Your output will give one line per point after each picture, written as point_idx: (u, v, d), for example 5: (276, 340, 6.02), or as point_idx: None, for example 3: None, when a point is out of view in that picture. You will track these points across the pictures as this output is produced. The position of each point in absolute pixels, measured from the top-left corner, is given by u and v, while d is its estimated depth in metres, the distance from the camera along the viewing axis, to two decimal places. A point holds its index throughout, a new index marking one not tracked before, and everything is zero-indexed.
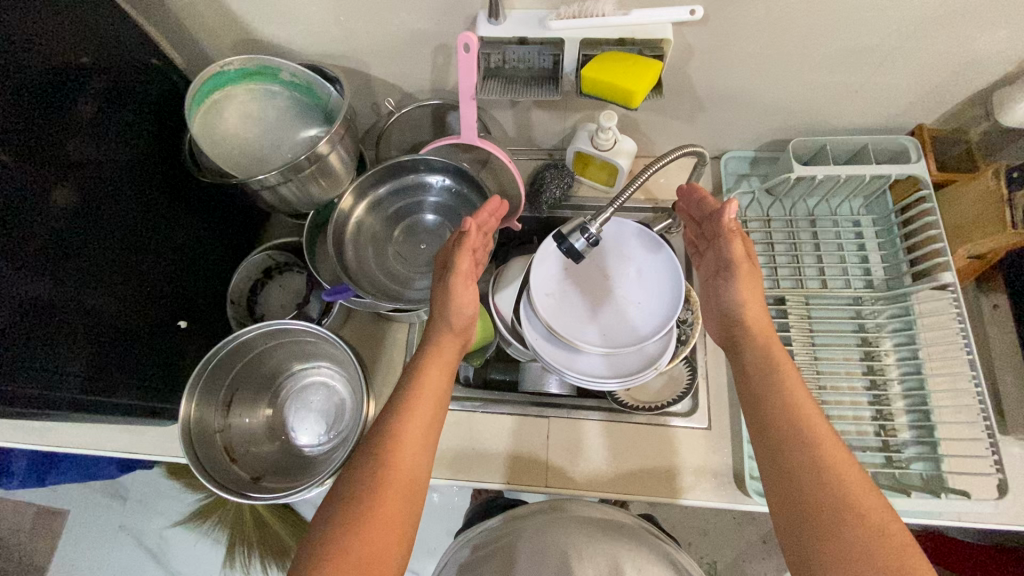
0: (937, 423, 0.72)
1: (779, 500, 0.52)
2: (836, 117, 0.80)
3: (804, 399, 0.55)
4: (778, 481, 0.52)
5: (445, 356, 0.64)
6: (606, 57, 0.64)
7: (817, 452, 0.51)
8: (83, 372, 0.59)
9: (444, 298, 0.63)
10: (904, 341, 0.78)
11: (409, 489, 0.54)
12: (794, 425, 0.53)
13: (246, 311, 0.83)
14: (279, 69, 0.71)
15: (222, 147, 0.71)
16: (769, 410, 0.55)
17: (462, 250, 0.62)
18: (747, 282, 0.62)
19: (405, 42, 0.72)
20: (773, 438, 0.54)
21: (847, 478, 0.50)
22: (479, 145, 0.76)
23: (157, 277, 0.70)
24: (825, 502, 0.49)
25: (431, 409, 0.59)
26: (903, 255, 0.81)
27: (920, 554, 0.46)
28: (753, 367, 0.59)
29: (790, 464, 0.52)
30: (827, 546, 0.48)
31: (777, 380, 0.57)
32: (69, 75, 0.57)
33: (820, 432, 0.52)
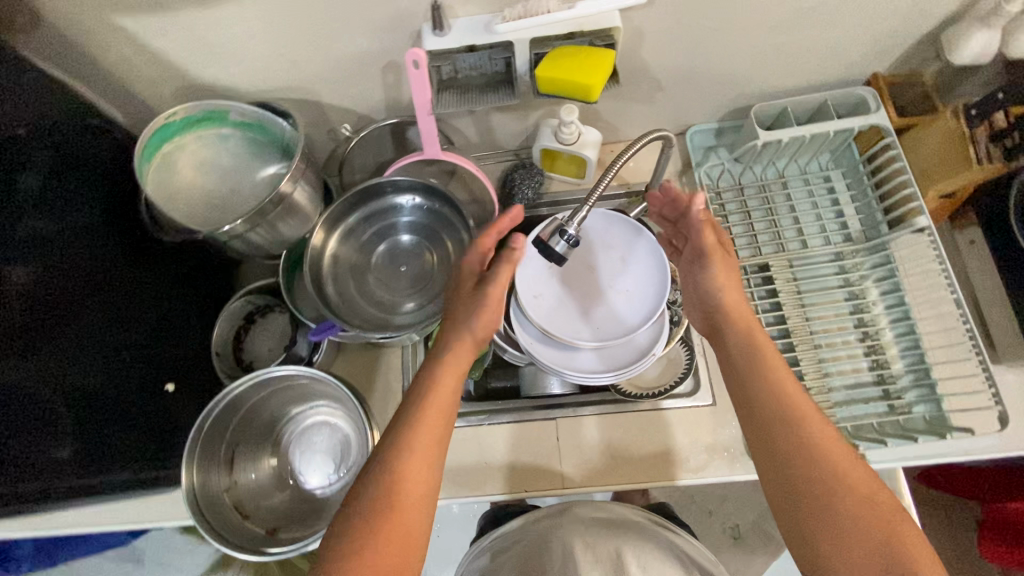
0: (932, 365, 0.74)
1: (779, 493, 0.54)
2: (793, 78, 0.80)
3: (789, 380, 0.56)
4: (777, 476, 0.53)
5: (456, 366, 0.61)
6: (557, 54, 0.64)
7: (809, 443, 0.53)
8: (71, 457, 0.59)
9: (471, 310, 0.63)
10: (889, 289, 0.79)
11: (417, 509, 0.54)
12: (786, 415, 0.54)
13: (233, 361, 0.80)
14: (226, 111, 0.69)
15: (179, 201, 0.68)
16: (758, 399, 0.56)
17: (505, 263, 0.62)
18: (722, 268, 0.62)
19: (352, 64, 0.70)
20: (766, 432, 0.55)
21: (841, 464, 0.51)
22: (444, 157, 0.75)
23: (136, 345, 0.68)
24: (824, 491, 0.51)
25: (439, 423, 0.58)
26: (877, 204, 0.82)
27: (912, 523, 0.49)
28: (737, 354, 0.59)
29: (785, 456, 0.53)
30: (827, 535, 0.50)
31: (762, 365, 0.57)
32: (9, 150, 0.55)
33: (809, 420, 0.53)
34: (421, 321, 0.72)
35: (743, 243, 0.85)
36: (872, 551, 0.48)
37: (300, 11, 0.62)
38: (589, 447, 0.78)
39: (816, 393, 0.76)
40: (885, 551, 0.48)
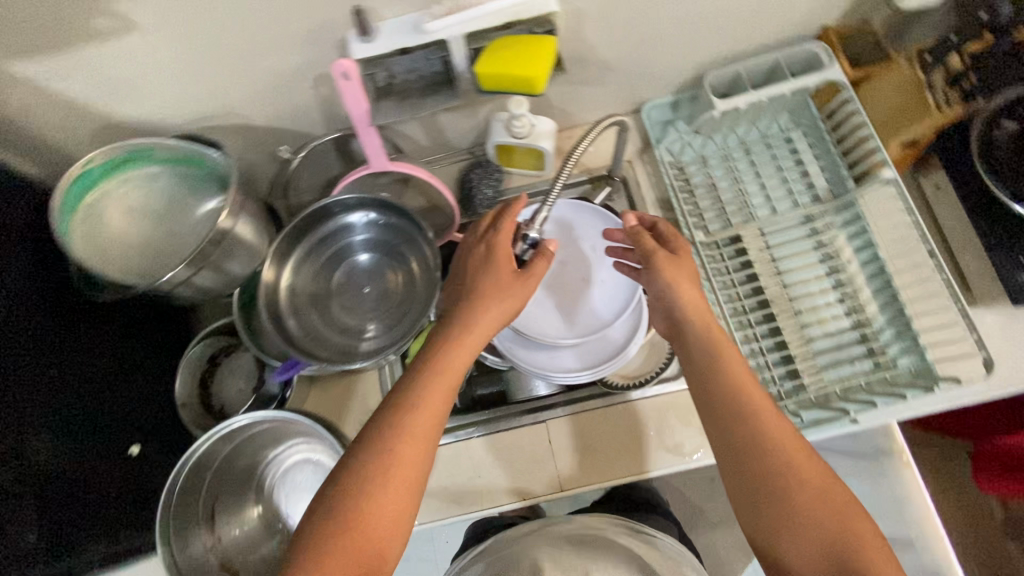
0: (911, 316, 0.73)
1: (742, 495, 0.54)
2: (743, 41, 0.78)
3: (750, 380, 0.56)
4: (743, 478, 0.54)
5: (454, 365, 0.60)
6: (495, 48, 0.60)
7: (774, 447, 0.53)
8: (38, 544, 0.56)
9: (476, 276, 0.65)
10: (862, 245, 0.79)
11: (384, 523, 0.52)
12: (748, 420, 0.54)
13: (201, 409, 0.76)
14: (153, 149, 0.64)
15: (111, 253, 0.64)
16: (721, 400, 0.56)
17: (542, 259, 0.66)
18: (672, 270, 0.61)
19: (280, 81, 0.65)
20: (730, 436, 0.55)
21: (799, 466, 0.52)
22: (394, 168, 0.71)
23: (93, 412, 0.64)
24: (786, 491, 0.52)
25: (425, 434, 0.55)
26: (842, 159, 0.80)
27: (867, 519, 0.51)
28: (699, 356, 0.59)
29: (748, 459, 0.54)
30: (789, 535, 0.51)
31: (723, 366, 0.57)
32: None
33: (770, 423, 0.54)
34: (391, 345, 0.69)
35: (712, 217, 0.83)
36: (833, 549, 0.49)
37: (214, 33, 0.57)
38: (582, 445, 0.76)
39: (802, 359, 0.75)
40: (846, 550, 0.49)
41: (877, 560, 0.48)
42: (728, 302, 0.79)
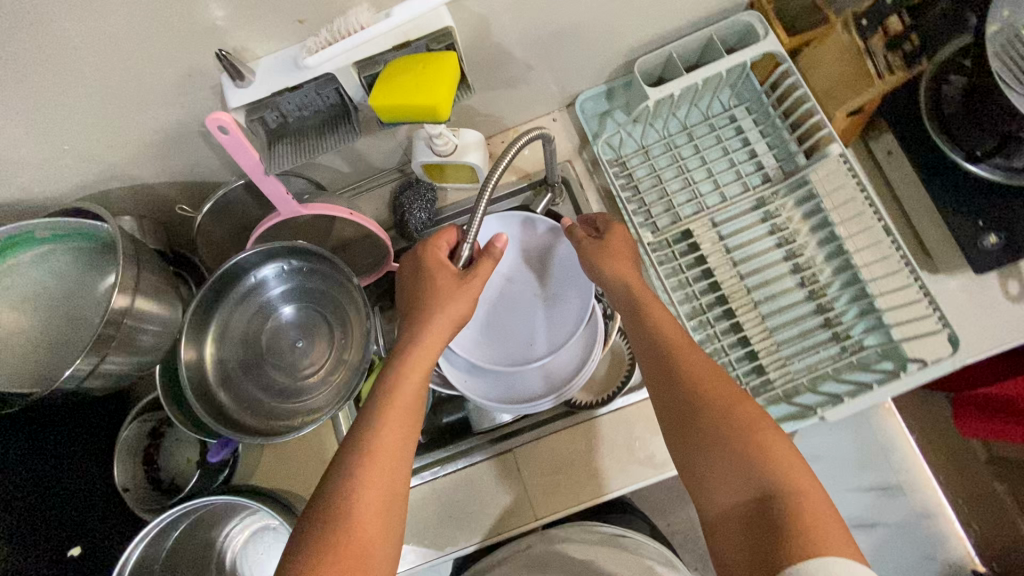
0: (875, 295, 0.70)
1: (680, 443, 0.54)
2: (672, 20, 0.72)
3: (673, 330, 0.58)
4: (669, 408, 0.55)
5: (423, 357, 0.57)
6: (388, 75, 0.53)
7: (689, 374, 0.55)
8: None
9: (421, 278, 0.61)
10: (819, 223, 0.75)
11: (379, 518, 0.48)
12: (663, 353, 0.57)
13: (148, 489, 0.71)
14: (30, 232, 0.58)
15: (5, 352, 0.58)
16: (650, 353, 0.58)
17: (488, 261, 0.62)
18: (604, 253, 0.65)
19: (163, 135, 0.59)
20: (653, 371, 0.57)
21: (710, 389, 0.54)
22: (307, 211, 0.65)
23: (25, 521, 0.59)
24: (713, 426, 0.52)
25: (402, 421, 0.53)
26: (788, 134, 0.76)
27: (777, 428, 0.51)
28: (631, 315, 0.62)
29: (668, 388, 0.55)
30: (719, 472, 0.50)
31: (652, 321, 0.59)
32: None
33: (694, 366, 0.55)
34: (333, 402, 0.64)
35: (659, 211, 0.78)
36: (739, 455, 0.50)
37: (70, 95, 0.51)
38: (551, 468, 0.74)
39: (767, 353, 0.72)
40: (753, 455, 0.49)
41: (782, 461, 0.49)
42: (686, 302, 0.75)
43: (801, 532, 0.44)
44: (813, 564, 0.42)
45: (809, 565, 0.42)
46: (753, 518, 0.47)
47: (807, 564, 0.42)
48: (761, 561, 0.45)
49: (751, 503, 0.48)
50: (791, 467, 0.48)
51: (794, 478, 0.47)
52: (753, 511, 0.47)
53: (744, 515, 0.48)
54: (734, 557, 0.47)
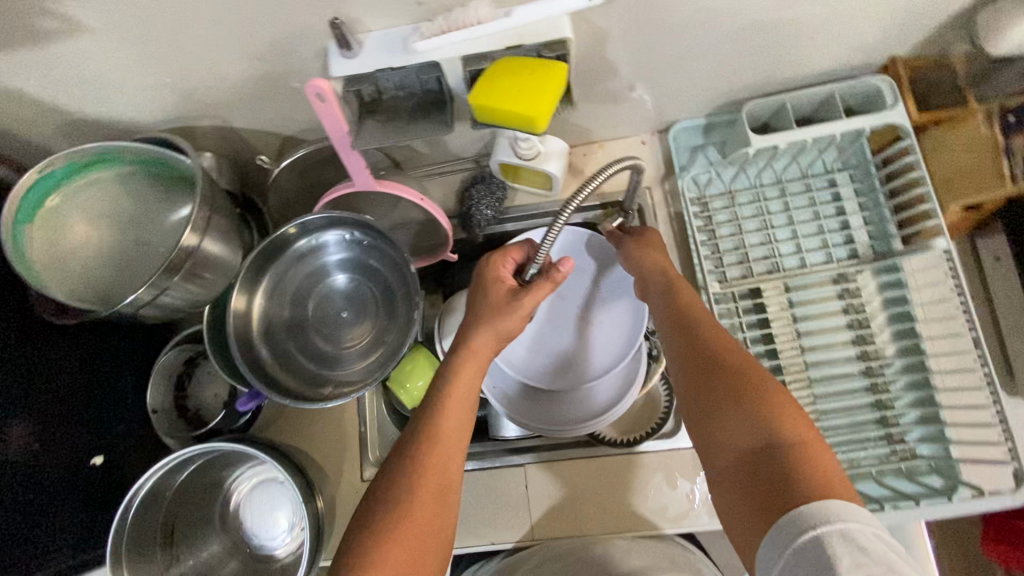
0: (942, 405, 0.65)
1: (688, 404, 0.52)
2: (794, 67, 0.68)
3: (691, 298, 0.58)
4: (681, 370, 0.54)
5: (480, 355, 0.57)
6: (493, 73, 0.52)
7: (697, 334, 0.54)
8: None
9: (484, 292, 0.61)
10: (898, 316, 0.70)
11: (437, 511, 0.48)
12: (681, 318, 0.56)
13: (176, 414, 0.74)
14: (119, 152, 0.59)
15: (73, 265, 0.60)
16: (668, 317, 0.58)
17: (547, 284, 0.60)
18: (648, 246, 0.66)
19: (261, 86, 0.59)
20: (668, 334, 0.57)
21: (715, 346, 0.52)
22: (380, 188, 0.65)
23: (57, 424, 0.62)
24: (721, 380, 0.50)
25: (458, 414, 0.53)
26: (890, 213, 0.71)
27: (776, 379, 0.49)
28: (656, 284, 0.62)
29: (679, 349, 0.55)
30: (725, 428, 0.48)
31: (674, 290, 0.59)
32: None
33: (707, 327, 0.54)
34: (366, 382, 0.65)
35: (731, 262, 0.74)
36: (739, 405, 0.48)
37: (182, 31, 0.51)
38: (559, 492, 0.72)
39: None
40: (754, 405, 0.47)
41: (781, 411, 0.46)
42: None
43: (803, 479, 0.42)
44: (814, 507, 0.40)
45: (810, 508, 0.40)
46: (752, 467, 0.45)
47: (807, 506, 0.41)
48: (762, 509, 0.43)
49: (750, 454, 0.46)
50: (790, 417, 0.46)
51: (795, 428, 0.46)
52: (756, 463, 0.45)
53: (742, 465, 0.46)
54: (735, 512, 0.46)
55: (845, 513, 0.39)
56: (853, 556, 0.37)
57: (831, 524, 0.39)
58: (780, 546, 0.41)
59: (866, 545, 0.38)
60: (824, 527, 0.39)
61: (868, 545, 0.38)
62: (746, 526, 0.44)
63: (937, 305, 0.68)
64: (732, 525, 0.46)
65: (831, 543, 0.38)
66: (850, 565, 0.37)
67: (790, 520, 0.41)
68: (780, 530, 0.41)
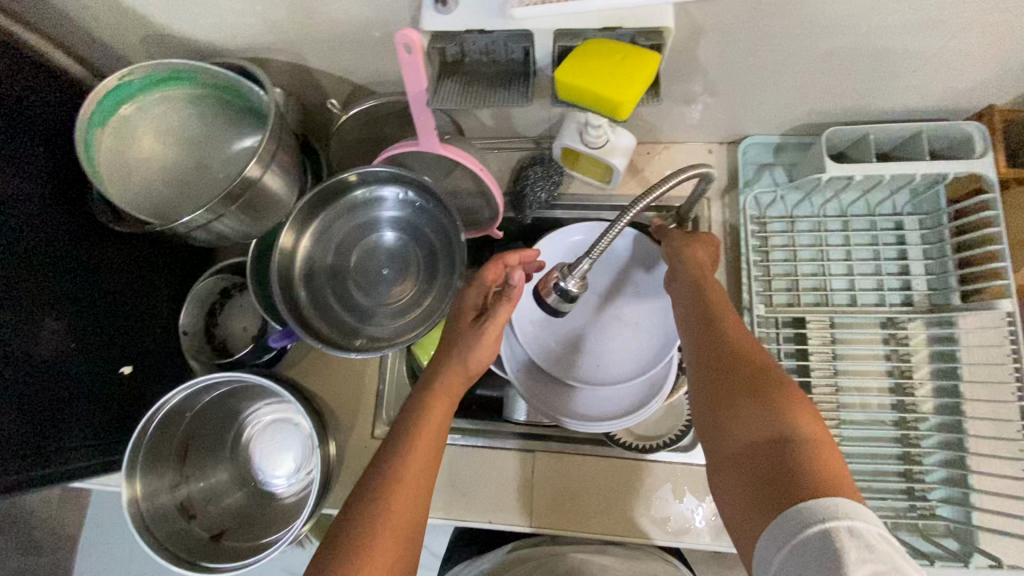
0: (973, 470, 0.63)
1: (700, 393, 0.52)
2: (885, 98, 0.66)
3: (716, 293, 0.58)
4: (699, 360, 0.53)
5: (451, 390, 0.57)
6: (584, 52, 0.50)
7: (719, 327, 0.54)
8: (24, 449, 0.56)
9: (456, 321, 0.60)
10: (944, 371, 0.68)
11: (409, 529, 0.49)
12: (704, 311, 0.56)
13: (203, 340, 0.76)
14: (194, 71, 0.59)
15: (136, 176, 0.61)
16: (692, 309, 0.58)
17: (506, 304, 0.58)
18: (698, 244, 0.64)
19: (346, 29, 0.58)
20: (691, 326, 0.57)
21: (735, 341, 0.52)
22: (441, 151, 0.64)
23: (93, 327, 0.63)
24: (736, 371, 0.50)
25: (431, 446, 0.53)
26: (954, 266, 0.69)
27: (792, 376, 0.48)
28: (684, 278, 0.61)
29: (700, 340, 0.54)
30: (736, 416, 0.47)
31: (700, 285, 0.59)
32: None
33: (727, 321, 0.54)
34: (396, 340, 0.65)
35: (780, 287, 0.73)
36: (753, 397, 0.47)
37: None
38: (564, 485, 0.72)
39: None
40: (768, 397, 0.46)
41: (794, 407, 0.46)
42: None
43: (812, 473, 0.41)
44: (821, 500, 0.39)
45: (816, 501, 0.39)
46: (759, 456, 0.45)
47: (814, 501, 0.39)
48: (766, 499, 0.42)
49: (759, 444, 0.45)
50: (803, 413, 0.45)
51: (808, 424, 0.45)
52: (764, 454, 0.44)
53: (750, 454, 0.45)
54: (738, 501, 0.45)
55: (852, 510, 0.38)
56: (860, 553, 0.36)
57: (838, 520, 0.38)
58: (782, 537, 0.39)
59: (872, 544, 0.37)
60: (831, 523, 0.38)
61: (876, 546, 0.37)
62: (749, 516, 0.43)
63: (988, 368, 0.66)
64: (733, 515, 0.45)
65: (838, 538, 0.37)
66: (856, 559, 0.36)
67: (796, 511, 0.40)
68: (785, 522, 0.40)
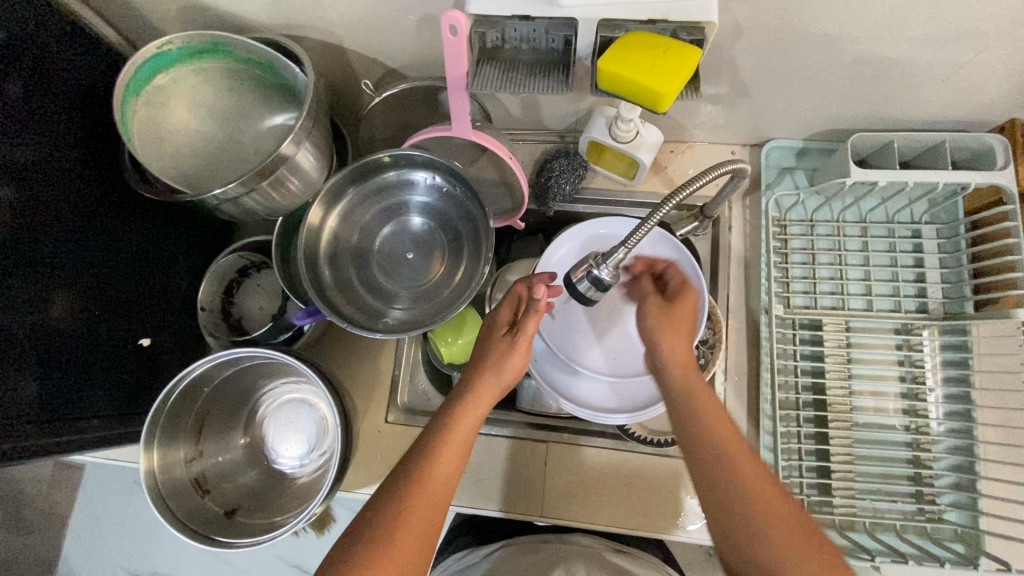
0: (982, 477, 0.64)
1: (724, 543, 0.50)
2: (911, 107, 0.67)
3: (716, 413, 0.55)
4: (713, 507, 0.51)
5: (486, 398, 0.57)
6: (626, 43, 0.51)
7: (730, 470, 0.51)
8: (44, 413, 0.56)
9: (490, 336, 0.60)
10: (956, 377, 0.69)
11: (418, 546, 0.50)
12: (709, 441, 0.53)
13: (221, 317, 0.76)
14: (230, 44, 0.58)
15: (168, 147, 0.61)
16: (693, 435, 0.54)
17: (534, 317, 0.57)
18: (672, 324, 0.60)
19: (382, 12, 0.58)
20: (694, 454, 0.53)
21: (761, 490, 0.50)
22: (474, 138, 0.64)
23: (116, 295, 0.64)
24: (761, 527, 0.49)
25: (449, 466, 0.53)
26: (969, 276, 0.70)
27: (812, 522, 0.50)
28: (674, 386, 0.58)
29: (712, 485, 0.51)
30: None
31: (696, 402, 0.55)
32: None
33: (737, 458, 0.52)
34: (419, 323, 0.65)
35: (797, 290, 0.74)
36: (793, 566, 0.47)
37: None
38: (576, 477, 0.72)
39: (839, 476, 0.68)
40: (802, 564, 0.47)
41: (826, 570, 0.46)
42: (783, 389, 0.71)
43: None
44: None
45: None
46: None
47: None
48: None
49: None
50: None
51: None
52: None
53: None
54: None
55: None
56: None
57: None
58: None
59: None
60: None
61: None
62: None
63: (1001, 377, 0.67)
64: None
65: None
66: None
67: None
68: None
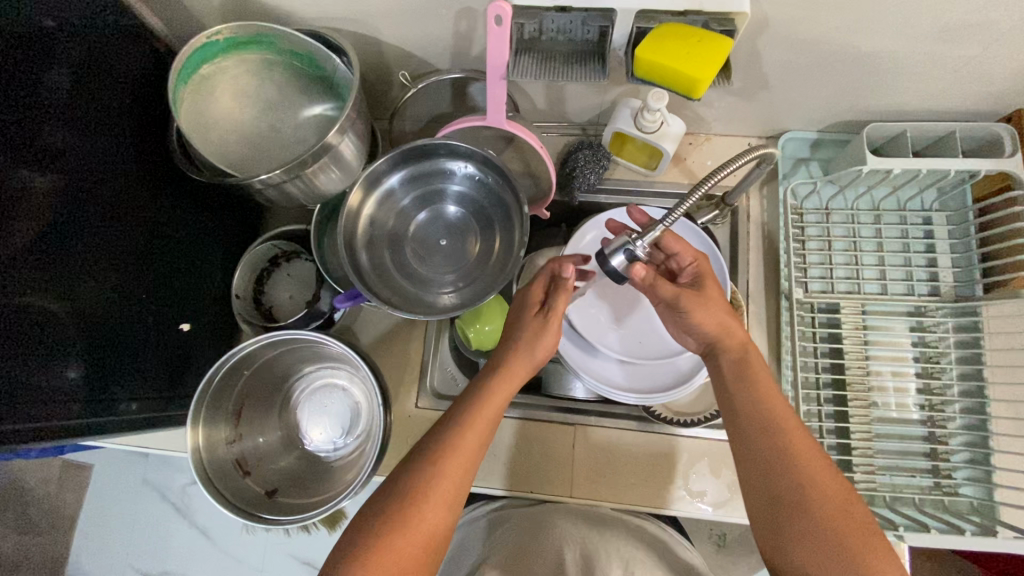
0: (996, 451, 0.67)
1: (764, 514, 0.52)
2: (923, 98, 0.70)
3: (776, 396, 0.56)
4: (760, 483, 0.53)
5: (515, 376, 0.58)
6: (662, 33, 0.53)
7: (783, 450, 0.52)
8: (91, 394, 0.57)
9: (522, 315, 0.62)
10: (968, 357, 0.72)
11: (436, 517, 0.51)
12: (766, 422, 0.54)
13: (252, 304, 0.78)
14: (275, 37, 0.60)
15: (214, 133, 0.62)
16: (749, 413, 0.55)
17: (563, 295, 0.60)
18: (711, 309, 0.59)
19: (422, 4, 0.60)
20: (746, 430, 0.55)
21: (811, 462, 0.52)
22: (508, 128, 0.66)
23: (158, 279, 0.65)
24: (808, 507, 0.50)
25: (475, 442, 0.55)
26: (979, 262, 0.73)
27: (861, 509, 0.50)
28: (728, 368, 0.58)
29: (765, 462, 0.53)
30: (810, 554, 0.49)
31: (756, 385, 0.56)
32: (34, 42, 0.51)
33: (794, 439, 0.53)
34: (456, 306, 0.67)
35: (815, 275, 0.77)
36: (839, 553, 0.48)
37: None
38: (603, 458, 0.74)
39: (859, 453, 0.70)
40: (848, 548, 0.48)
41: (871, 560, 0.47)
42: (804, 371, 0.73)
43: None
44: None
45: None
46: None
47: None
48: None
49: None
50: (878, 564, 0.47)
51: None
52: None
53: None
54: None
55: None
56: None
57: None
58: None
59: None
60: None
61: None
62: None
63: (1011, 356, 0.69)
64: None
65: None
66: None
67: None
68: None
